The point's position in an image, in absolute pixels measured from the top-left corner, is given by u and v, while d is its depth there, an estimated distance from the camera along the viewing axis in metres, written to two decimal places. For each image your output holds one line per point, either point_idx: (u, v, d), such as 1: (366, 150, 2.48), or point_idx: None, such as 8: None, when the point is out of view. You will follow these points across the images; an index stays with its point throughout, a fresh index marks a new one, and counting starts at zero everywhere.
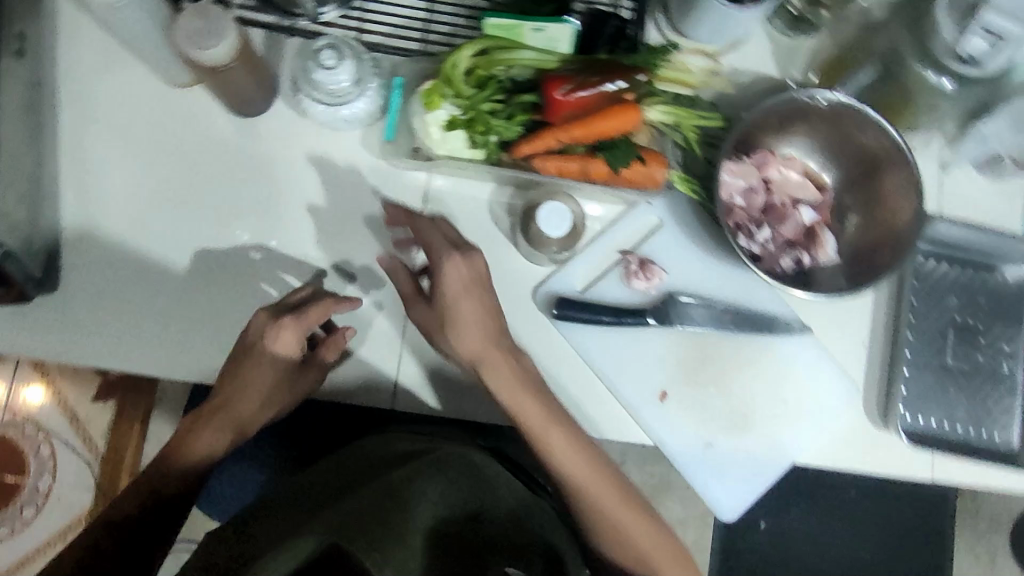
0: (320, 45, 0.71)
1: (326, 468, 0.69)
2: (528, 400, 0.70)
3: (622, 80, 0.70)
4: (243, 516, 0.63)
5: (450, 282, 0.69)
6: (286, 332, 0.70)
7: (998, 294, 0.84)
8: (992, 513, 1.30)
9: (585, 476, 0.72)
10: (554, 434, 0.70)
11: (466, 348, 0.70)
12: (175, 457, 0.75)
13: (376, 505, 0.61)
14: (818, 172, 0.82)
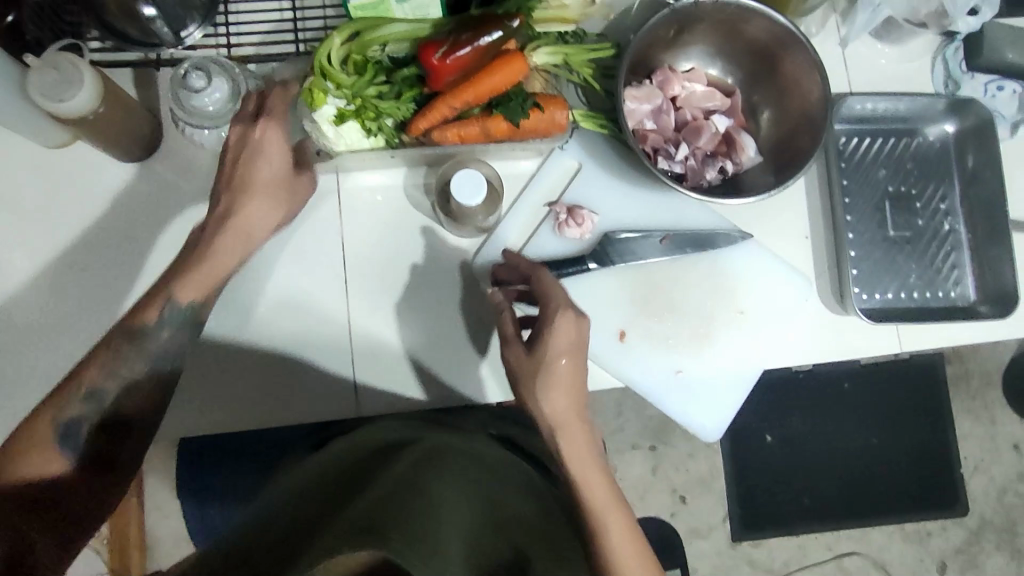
0: (185, 69, 0.67)
1: (336, 482, 0.58)
2: (597, 476, 0.62)
3: (496, 30, 0.67)
4: (241, 534, 0.51)
5: (558, 346, 0.63)
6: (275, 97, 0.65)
7: (924, 155, 0.85)
8: (984, 370, 1.28)
9: (617, 531, 0.61)
10: (614, 516, 0.62)
11: (556, 411, 0.62)
12: (185, 281, 0.61)
13: (410, 502, 0.51)
14: (722, 80, 0.82)
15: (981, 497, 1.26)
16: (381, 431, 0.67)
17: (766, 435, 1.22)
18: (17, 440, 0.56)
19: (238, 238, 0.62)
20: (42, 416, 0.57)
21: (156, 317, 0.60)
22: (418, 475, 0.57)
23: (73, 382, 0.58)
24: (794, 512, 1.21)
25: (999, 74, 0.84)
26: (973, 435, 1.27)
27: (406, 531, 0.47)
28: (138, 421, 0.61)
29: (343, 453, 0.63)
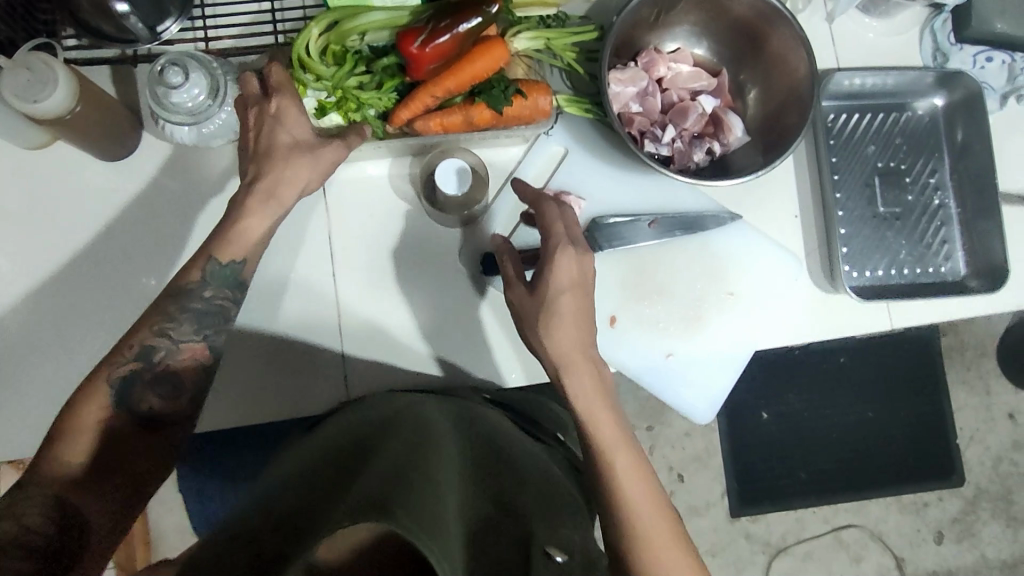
0: (161, 65, 0.66)
1: (330, 462, 0.56)
2: (604, 416, 0.61)
3: (475, 16, 0.66)
4: (239, 523, 0.49)
5: (562, 280, 0.62)
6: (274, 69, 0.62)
7: (913, 130, 0.84)
8: (978, 340, 1.28)
9: (627, 474, 0.59)
10: (620, 459, 0.60)
11: (563, 350, 0.61)
12: (224, 243, 0.61)
13: (405, 477, 0.49)
14: (709, 59, 0.81)
15: (976, 466, 1.28)
16: (367, 411, 0.65)
17: (762, 412, 1.22)
18: (73, 404, 0.56)
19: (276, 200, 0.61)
20: (96, 379, 0.57)
21: (201, 276, 0.61)
22: (416, 450, 0.54)
23: (125, 344, 0.59)
24: (791, 487, 1.22)
25: (987, 46, 0.83)
26: (967, 405, 1.27)
27: (412, 504, 0.45)
28: (189, 384, 0.61)
29: (330, 436, 0.62)
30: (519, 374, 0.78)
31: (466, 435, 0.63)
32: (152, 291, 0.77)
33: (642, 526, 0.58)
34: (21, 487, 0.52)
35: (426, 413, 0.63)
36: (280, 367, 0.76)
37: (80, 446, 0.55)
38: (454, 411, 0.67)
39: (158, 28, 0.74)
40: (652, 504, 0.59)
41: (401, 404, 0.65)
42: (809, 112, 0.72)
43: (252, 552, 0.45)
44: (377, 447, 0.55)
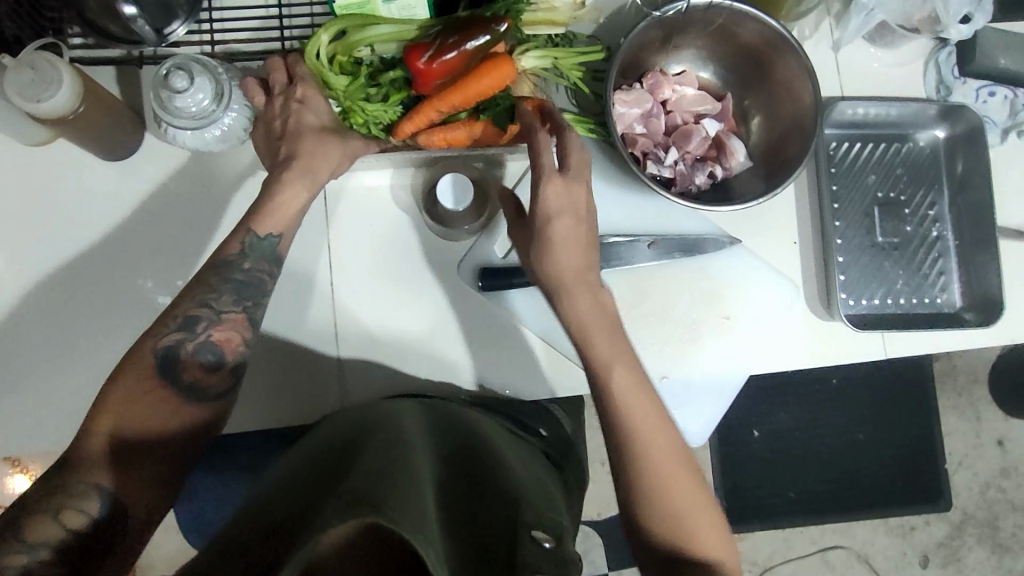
0: (167, 69, 0.66)
1: (311, 474, 0.55)
2: (597, 333, 0.62)
3: (484, 33, 0.66)
4: (230, 540, 0.49)
5: (553, 206, 0.62)
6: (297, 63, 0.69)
7: (914, 161, 0.85)
8: (970, 367, 1.29)
9: (625, 393, 0.60)
10: (619, 373, 0.61)
11: (560, 268, 0.63)
12: (256, 217, 0.64)
13: (388, 473, 0.48)
14: (715, 84, 0.82)
15: (964, 491, 1.28)
16: (347, 419, 0.65)
17: (753, 430, 1.22)
18: (117, 377, 0.57)
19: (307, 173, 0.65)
20: (140, 353, 0.58)
21: (241, 248, 0.63)
22: (395, 449, 0.53)
23: (168, 318, 0.60)
24: (780, 506, 1.23)
25: (990, 80, 0.84)
26: (958, 430, 1.28)
27: (400, 495, 0.45)
28: (230, 357, 0.61)
29: (313, 445, 0.61)
30: (512, 389, 0.78)
31: (445, 434, 0.63)
32: (147, 292, 0.76)
33: (638, 434, 0.59)
34: (66, 463, 0.53)
35: (403, 415, 0.63)
36: (273, 373, 0.76)
37: (126, 416, 0.55)
38: (436, 417, 0.66)
39: (165, 30, 0.74)
40: (650, 418, 0.60)
41: (380, 409, 0.65)
42: (811, 143, 0.72)
43: (245, 560, 0.45)
44: (359, 448, 0.55)
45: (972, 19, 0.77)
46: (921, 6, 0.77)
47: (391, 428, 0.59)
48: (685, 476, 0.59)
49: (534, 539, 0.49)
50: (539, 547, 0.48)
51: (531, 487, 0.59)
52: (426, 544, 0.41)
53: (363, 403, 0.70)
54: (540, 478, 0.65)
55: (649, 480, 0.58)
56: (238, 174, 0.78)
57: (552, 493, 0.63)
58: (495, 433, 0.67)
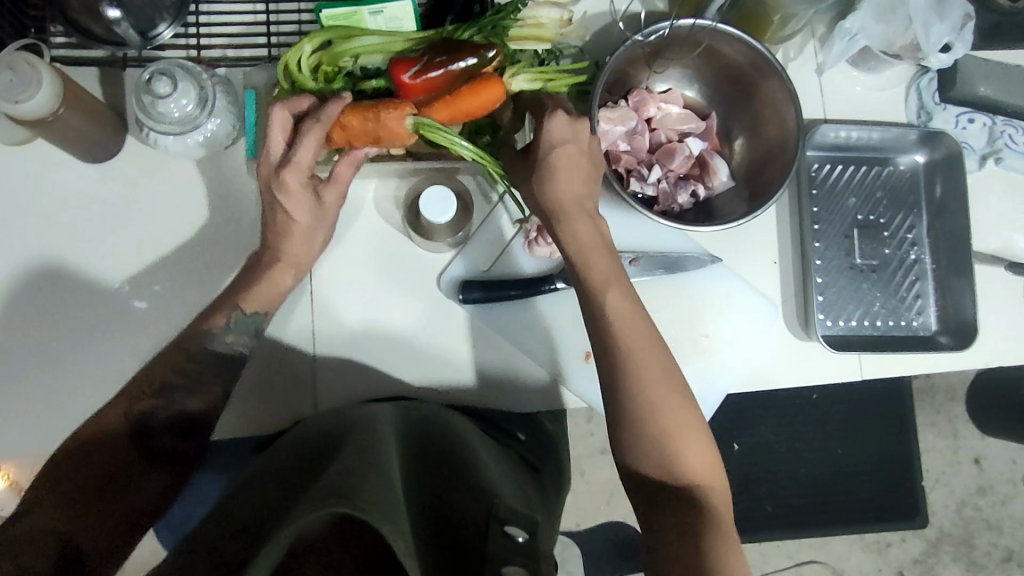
0: (149, 73, 0.66)
1: (285, 468, 0.56)
2: (594, 251, 0.63)
3: (471, 57, 0.67)
4: (200, 534, 0.49)
5: (556, 138, 0.62)
6: (276, 120, 0.62)
7: (894, 184, 0.86)
8: (948, 385, 1.30)
9: (619, 312, 0.62)
10: (613, 291, 0.62)
11: (559, 200, 0.62)
12: (249, 293, 0.65)
13: (358, 467, 0.48)
14: (699, 102, 0.82)
15: (939, 509, 1.29)
16: (320, 421, 0.65)
17: (733, 443, 1.23)
18: (88, 434, 0.61)
19: (286, 258, 0.66)
20: (113, 412, 0.62)
21: (226, 322, 0.65)
22: (373, 442, 0.54)
23: (144, 382, 0.63)
24: (757, 520, 1.23)
25: (970, 107, 0.85)
26: (934, 447, 1.29)
27: (372, 485, 0.45)
28: (200, 421, 0.65)
29: (286, 445, 0.62)
30: (492, 401, 0.78)
31: (418, 434, 0.63)
32: (122, 297, 0.75)
33: (636, 368, 0.60)
34: (25, 510, 0.57)
35: (380, 414, 0.63)
36: (248, 380, 0.75)
37: (84, 472, 0.60)
38: (413, 412, 0.67)
39: (149, 32, 0.74)
40: (651, 356, 0.62)
41: (355, 410, 0.65)
42: (790, 166, 0.73)
43: (216, 560, 0.46)
44: (332, 449, 0.55)
45: (952, 48, 0.78)
46: (904, 34, 0.77)
47: (364, 427, 0.58)
48: (681, 408, 0.61)
49: (507, 534, 0.50)
50: (512, 541, 0.49)
51: (505, 481, 0.60)
52: (394, 533, 0.42)
53: (339, 407, 0.70)
54: (516, 478, 0.65)
55: (647, 405, 0.60)
56: (220, 179, 0.77)
57: (524, 487, 0.64)
58: (472, 432, 0.67)
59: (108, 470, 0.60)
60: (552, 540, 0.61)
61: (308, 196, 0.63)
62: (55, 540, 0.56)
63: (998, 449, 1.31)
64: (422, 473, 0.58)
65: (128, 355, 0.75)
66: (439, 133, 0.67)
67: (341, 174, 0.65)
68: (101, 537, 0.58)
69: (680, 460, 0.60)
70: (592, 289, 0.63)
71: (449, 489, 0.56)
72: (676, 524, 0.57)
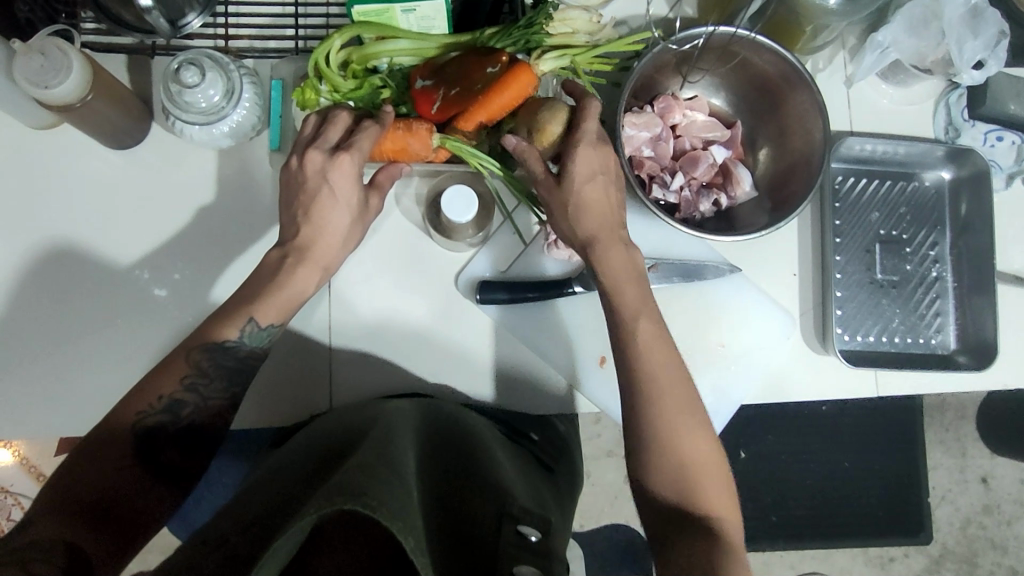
0: (179, 63, 0.66)
1: (300, 463, 0.56)
2: (625, 283, 0.63)
3: (493, 63, 0.68)
4: (213, 530, 0.49)
5: (585, 169, 0.63)
6: (341, 119, 0.67)
7: (918, 200, 0.85)
8: (959, 402, 1.29)
9: (652, 344, 0.61)
10: (642, 322, 0.62)
11: (587, 231, 0.63)
12: (265, 304, 0.62)
13: (370, 463, 0.48)
14: (726, 110, 0.82)
15: (944, 526, 1.28)
16: (338, 419, 0.65)
17: (740, 451, 1.23)
18: (95, 437, 0.56)
19: (312, 261, 0.64)
20: (121, 419, 0.57)
21: (240, 335, 0.61)
22: (385, 437, 0.54)
23: (153, 394, 0.58)
24: (761, 529, 1.23)
25: (999, 125, 0.84)
26: (942, 464, 1.28)
27: (384, 485, 0.45)
28: (211, 433, 0.60)
29: (302, 443, 0.61)
30: (503, 403, 0.78)
31: (436, 436, 0.63)
32: (142, 284, 0.76)
33: (660, 398, 0.60)
34: (29, 523, 0.51)
35: (399, 409, 0.64)
36: (266, 370, 0.75)
37: (84, 481, 0.54)
38: (428, 409, 0.67)
39: (178, 22, 0.73)
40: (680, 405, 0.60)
41: (374, 409, 0.65)
42: (816, 179, 0.72)
43: (226, 553, 0.45)
44: (349, 447, 0.56)
45: (985, 65, 0.77)
46: (935, 49, 0.77)
47: (382, 424, 0.58)
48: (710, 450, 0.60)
49: (520, 533, 0.50)
50: (525, 541, 0.49)
51: (518, 482, 0.60)
52: (404, 531, 0.42)
53: (356, 403, 0.70)
54: (526, 475, 0.65)
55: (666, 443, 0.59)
56: (243, 169, 0.78)
57: (535, 486, 0.64)
58: (486, 430, 0.68)
59: (108, 480, 0.55)
60: (564, 543, 0.61)
61: (356, 183, 0.65)
62: (66, 549, 0.49)
63: (1007, 470, 1.30)
64: (437, 472, 0.58)
65: (146, 342, 0.75)
66: (466, 149, 0.71)
67: (382, 180, 0.68)
68: (107, 547, 0.52)
69: (702, 497, 0.58)
70: (625, 321, 0.62)
71: (463, 493, 0.56)
72: (691, 550, 0.54)
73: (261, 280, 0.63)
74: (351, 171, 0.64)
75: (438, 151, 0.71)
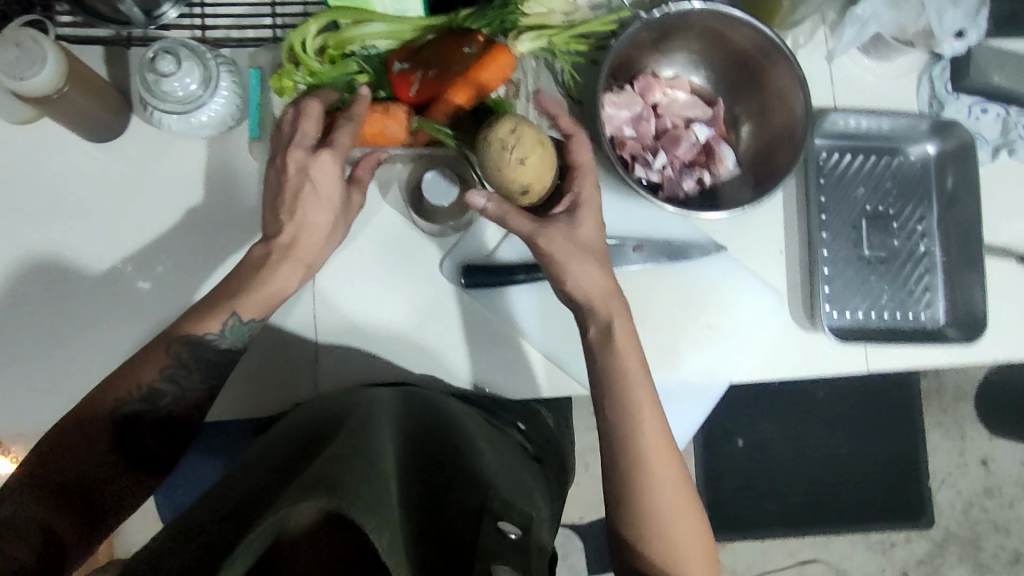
0: (154, 52, 0.66)
1: (280, 453, 0.56)
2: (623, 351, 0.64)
3: (469, 44, 0.69)
4: (191, 521, 0.48)
5: (587, 231, 0.65)
6: (313, 109, 0.63)
7: (903, 175, 0.85)
8: (957, 384, 1.28)
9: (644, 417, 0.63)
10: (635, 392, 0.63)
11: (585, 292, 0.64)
12: (247, 299, 0.61)
13: (346, 456, 0.47)
14: (706, 88, 0.81)
15: (946, 510, 1.28)
16: (319, 407, 0.65)
17: (738, 438, 1.22)
18: (74, 421, 0.56)
19: (296, 257, 0.63)
20: (97, 406, 0.57)
21: (221, 329, 0.60)
22: (364, 427, 0.54)
23: (129, 382, 0.57)
24: (761, 516, 1.22)
25: (983, 97, 0.83)
26: (942, 447, 1.28)
27: (359, 478, 0.44)
28: (188, 424, 0.60)
29: (283, 433, 0.61)
30: (490, 387, 0.77)
31: (416, 423, 0.62)
32: (126, 278, 0.76)
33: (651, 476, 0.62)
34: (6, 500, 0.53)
35: (380, 398, 0.63)
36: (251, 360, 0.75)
37: (59, 467, 0.55)
38: (410, 398, 0.67)
39: (155, 12, 0.74)
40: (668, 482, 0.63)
41: (354, 397, 0.64)
42: (800, 153, 0.72)
43: (201, 543, 0.45)
44: (327, 435, 0.55)
45: (966, 35, 0.77)
46: (916, 21, 0.76)
47: (362, 413, 0.58)
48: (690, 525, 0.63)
49: (500, 529, 0.49)
50: (504, 537, 0.48)
51: (501, 471, 0.59)
52: (377, 527, 0.41)
53: (338, 390, 0.70)
54: (510, 464, 0.65)
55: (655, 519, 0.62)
56: (224, 159, 0.77)
57: (519, 476, 0.64)
58: (470, 419, 0.67)
59: (84, 469, 0.55)
60: (549, 534, 0.61)
61: (337, 179, 0.64)
62: (42, 535, 0.52)
63: (1007, 451, 1.30)
64: (417, 455, 0.58)
65: (132, 335, 0.75)
66: (443, 132, 0.71)
67: (362, 173, 0.67)
68: (80, 530, 0.54)
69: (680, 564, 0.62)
70: (620, 391, 0.63)
71: (443, 481, 0.55)
72: None
73: (244, 275, 0.62)
74: (332, 169, 0.63)
75: (416, 135, 0.72)
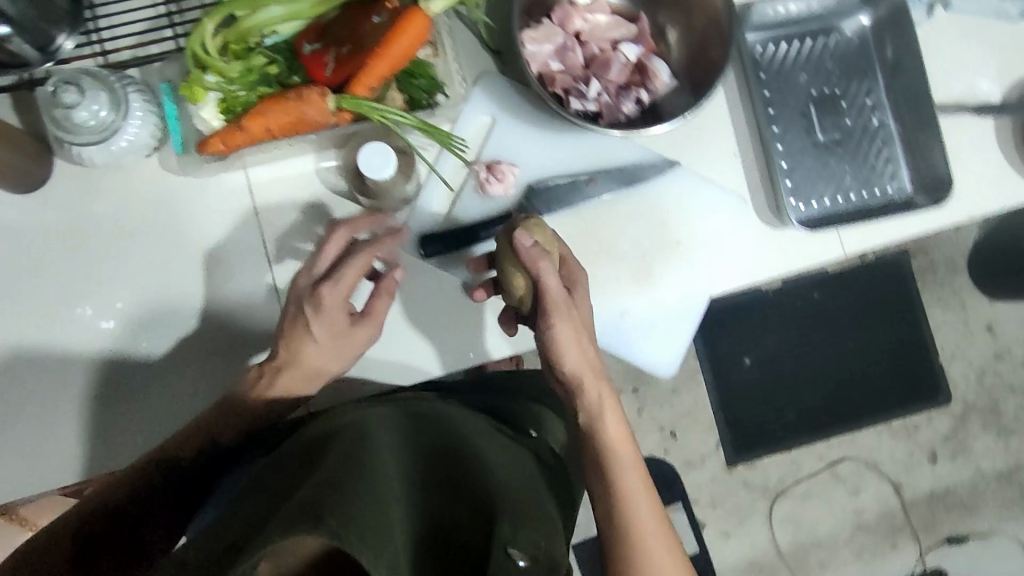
0: (53, 85, 0.63)
1: (277, 477, 0.55)
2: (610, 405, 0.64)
3: (377, 13, 0.69)
4: (190, 551, 0.48)
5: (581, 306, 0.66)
6: (335, 242, 0.66)
7: (842, 53, 0.83)
8: (948, 257, 1.27)
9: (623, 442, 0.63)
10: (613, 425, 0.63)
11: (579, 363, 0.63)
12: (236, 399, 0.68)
13: (337, 482, 0.47)
14: (626, 6, 0.79)
15: (962, 382, 1.28)
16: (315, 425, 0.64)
17: (744, 357, 1.22)
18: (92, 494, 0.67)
19: (294, 369, 0.67)
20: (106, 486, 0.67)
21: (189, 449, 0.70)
22: (360, 447, 0.53)
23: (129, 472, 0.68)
24: (781, 427, 1.22)
25: None
26: (945, 322, 1.27)
27: (347, 505, 0.44)
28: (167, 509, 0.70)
29: (280, 457, 0.60)
30: (476, 351, 0.76)
31: (418, 434, 0.61)
32: (88, 323, 0.74)
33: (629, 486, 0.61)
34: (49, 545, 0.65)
35: (378, 415, 0.63)
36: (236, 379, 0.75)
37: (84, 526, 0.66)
38: (407, 409, 0.66)
39: (50, 47, 0.71)
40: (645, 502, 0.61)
41: (351, 413, 0.64)
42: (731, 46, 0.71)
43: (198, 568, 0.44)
44: (322, 455, 0.55)
45: None
46: None
47: (360, 431, 0.57)
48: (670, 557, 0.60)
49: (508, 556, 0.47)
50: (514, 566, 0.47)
51: (507, 473, 0.59)
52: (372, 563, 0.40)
53: (335, 405, 0.69)
54: (514, 454, 0.64)
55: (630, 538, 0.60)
56: (158, 182, 0.75)
57: (527, 469, 0.63)
58: (470, 422, 0.67)
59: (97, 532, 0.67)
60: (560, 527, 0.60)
61: (341, 322, 0.66)
62: None
63: (1010, 313, 1.29)
64: (422, 466, 0.57)
65: (112, 378, 0.74)
66: (365, 105, 0.68)
67: (375, 308, 0.68)
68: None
69: None
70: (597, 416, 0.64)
71: (450, 492, 0.54)
72: None
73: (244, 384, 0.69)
74: (335, 304, 0.65)
75: (339, 114, 0.69)
